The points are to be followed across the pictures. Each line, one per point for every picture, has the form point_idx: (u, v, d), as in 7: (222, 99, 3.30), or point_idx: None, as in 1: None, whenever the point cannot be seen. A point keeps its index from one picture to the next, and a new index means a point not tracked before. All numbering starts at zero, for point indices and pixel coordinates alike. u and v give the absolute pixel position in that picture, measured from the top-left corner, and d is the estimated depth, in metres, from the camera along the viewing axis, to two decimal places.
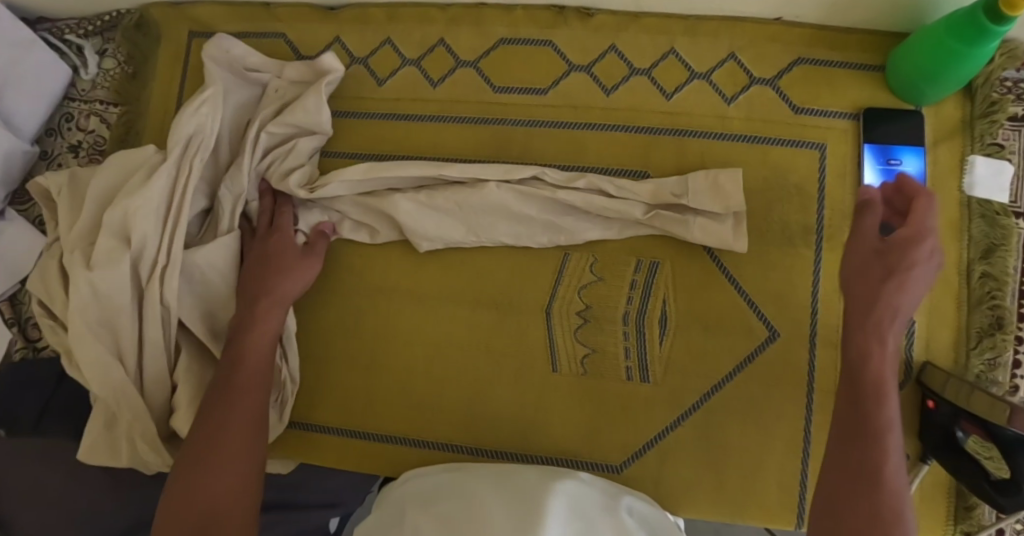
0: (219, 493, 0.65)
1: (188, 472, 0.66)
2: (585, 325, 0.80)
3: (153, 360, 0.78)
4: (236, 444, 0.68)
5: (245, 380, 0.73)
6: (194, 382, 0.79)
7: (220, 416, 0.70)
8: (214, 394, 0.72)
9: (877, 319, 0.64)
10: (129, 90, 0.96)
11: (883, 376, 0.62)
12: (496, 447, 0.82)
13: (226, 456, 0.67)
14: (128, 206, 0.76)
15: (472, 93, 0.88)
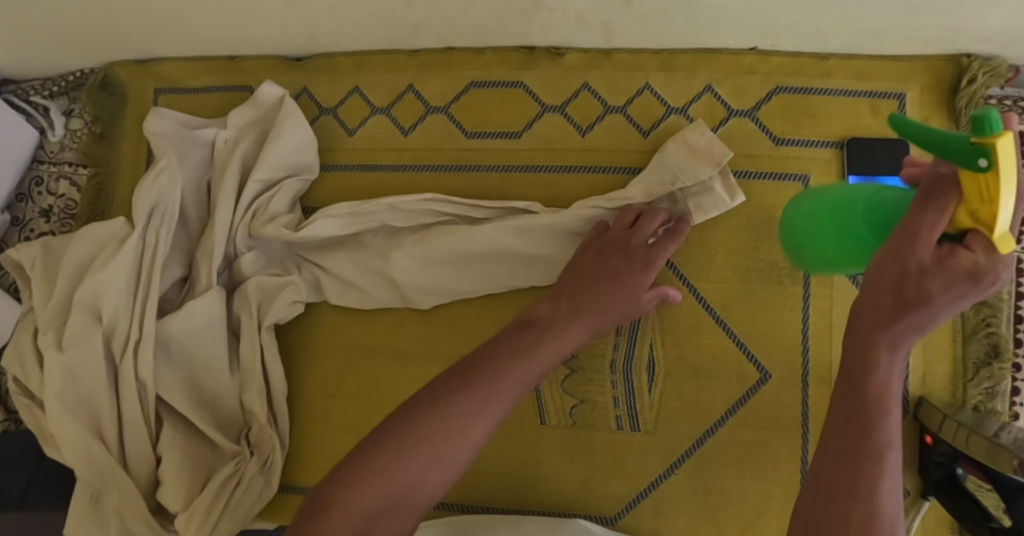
0: (400, 492, 0.56)
1: (377, 456, 0.57)
2: (572, 375, 0.79)
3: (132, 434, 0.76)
4: (464, 435, 0.59)
5: (551, 344, 0.65)
6: (176, 458, 0.76)
7: (458, 401, 0.59)
8: (501, 362, 0.62)
9: (882, 351, 0.51)
10: (97, 151, 0.95)
11: (884, 400, 0.51)
12: (487, 504, 0.80)
13: (446, 453, 0.58)
14: (99, 283, 0.74)
15: (446, 139, 0.86)
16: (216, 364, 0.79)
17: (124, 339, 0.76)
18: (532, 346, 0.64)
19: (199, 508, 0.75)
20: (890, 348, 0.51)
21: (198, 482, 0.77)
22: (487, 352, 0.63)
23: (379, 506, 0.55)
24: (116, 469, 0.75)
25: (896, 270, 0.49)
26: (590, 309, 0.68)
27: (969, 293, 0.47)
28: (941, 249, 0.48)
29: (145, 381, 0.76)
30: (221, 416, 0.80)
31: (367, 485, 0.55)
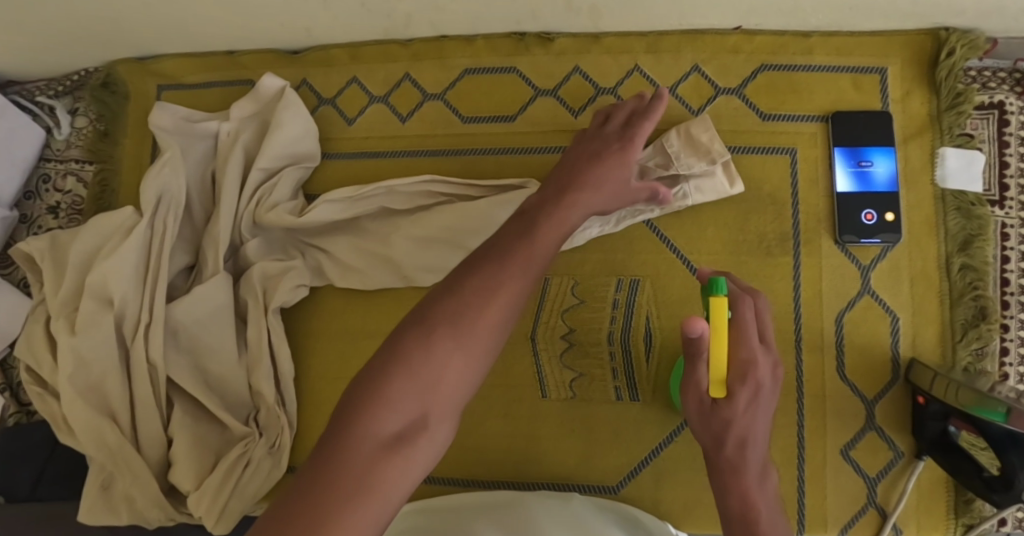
0: (434, 396, 0.46)
1: (396, 366, 0.46)
2: (570, 349, 0.80)
3: (144, 415, 0.78)
4: (486, 325, 0.49)
5: (559, 225, 0.56)
6: (185, 439, 0.78)
7: (476, 294, 0.49)
8: (511, 246, 0.53)
9: (731, 479, 0.53)
10: (102, 148, 0.97)
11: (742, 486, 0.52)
12: (491, 479, 0.82)
13: (472, 350, 0.48)
14: (107, 269, 0.76)
15: (441, 125, 0.88)
16: (222, 348, 0.81)
17: (134, 323, 0.78)
18: (531, 231, 0.54)
19: (210, 487, 0.76)
20: (736, 476, 0.52)
21: (208, 462, 0.79)
22: (491, 247, 0.54)
23: (410, 415, 0.45)
24: (127, 451, 0.76)
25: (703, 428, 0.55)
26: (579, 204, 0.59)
27: (743, 392, 0.54)
28: (716, 390, 0.54)
29: (155, 364, 0.78)
30: (229, 398, 0.82)
31: (395, 393, 0.45)
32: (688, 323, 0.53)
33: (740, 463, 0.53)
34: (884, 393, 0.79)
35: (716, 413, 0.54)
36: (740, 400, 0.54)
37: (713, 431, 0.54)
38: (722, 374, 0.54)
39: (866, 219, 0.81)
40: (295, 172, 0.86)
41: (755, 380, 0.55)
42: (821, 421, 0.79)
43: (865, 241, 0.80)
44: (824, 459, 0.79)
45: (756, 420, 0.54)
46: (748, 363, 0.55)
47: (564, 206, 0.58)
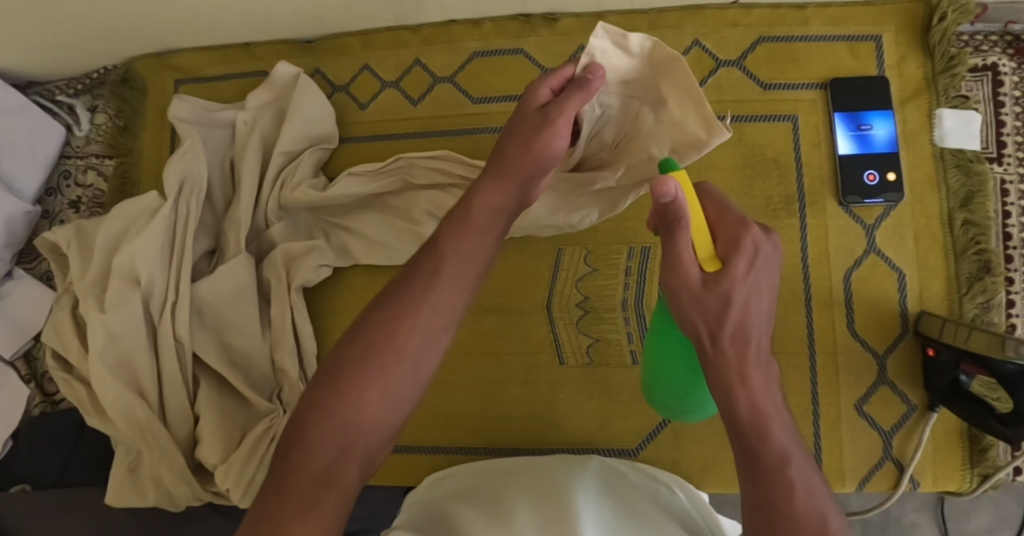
0: (359, 424, 0.47)
1: (321, 398, 0.48)
2: (586, 316, 0.82)
3: (171, 391, 0.80)
4: (407, 349, 0.50)
5: (481, 234, 0.55)
6: (211, 414, 0.80)
7: (390, 322, 0.51)
8: (424, 264, 0.53)
9: (733, 378, 0.47)
10: (121, 143, 1.00)
11: (748, 382, 0.47)
12: (513, 446, 0.83)
13: (394, 374, 0.49)
14: (135, 249, 0.79)
15: (452, 107, 0.91)
16: (245, 325, 0.83)
17: (160, 301, 0.80)
18: (443, 243, 0.54)
19: (236, 460, 0.77)
20: (738, 374, 0.47)
21: (235, 436, 0.80)
22: (405, 270, 0.54)
23: (337, 444, 0.47)
24: (155, 426, 0.78)
25: (697, 319, 0.49)
26: (483, 212, 0.56)
27: (739, 260, 0.49)
28: (706, 267, 0.50)
29: (182, 341, 0.80)
30: (253, 375, 0.83)
31: (321, 424, 0.47)
32: (659, 188, 0.47)
33: (740, 356, 0.48)
34: (894, 347, 0.81)
35: (712, 290, 0.48)
36: (736, 269, 0.49)
37: (709, 318, 0.49)
38: (709, 250, 0.50)
39: (869, 179, 0.83)
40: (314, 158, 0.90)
41: (750, 244, 0.49)
42: (834, 378, 0.81)
43: (869, 201, 0.82)
44: (839, 415, 0.80)
45: (756, 290, 0.49)
46: (736, 231, 0.50)
47: (473, 204, 0.56)
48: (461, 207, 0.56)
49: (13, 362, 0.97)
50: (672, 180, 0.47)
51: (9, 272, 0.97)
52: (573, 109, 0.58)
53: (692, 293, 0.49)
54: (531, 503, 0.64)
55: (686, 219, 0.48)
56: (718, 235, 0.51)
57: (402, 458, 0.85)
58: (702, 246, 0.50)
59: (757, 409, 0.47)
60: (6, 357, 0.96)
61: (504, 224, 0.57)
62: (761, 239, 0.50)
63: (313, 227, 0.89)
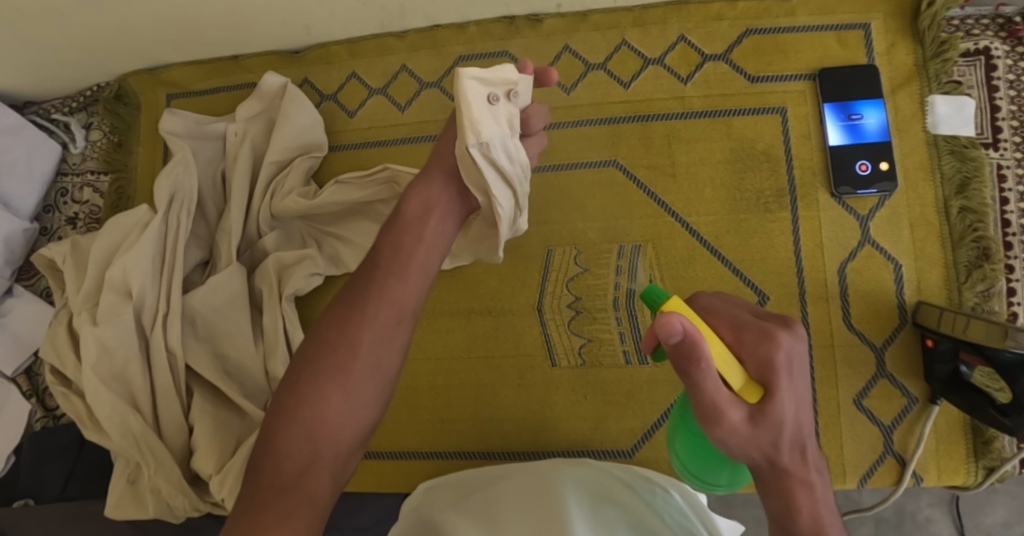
0: (323, 425, 0.52)
1: (286, 412, 0.52)
2: (577, 316, 0.82)
3: (164, 402, 0.80)
4: (361, 344, 0.55)
5: (413, 224, 0.61)
6: (205, 425, 0.80)
7: (341, 322, 0.56)
8: (367, 271, 0.58)
9: (797, 489, 0.47)
10: (115, 158, 1.01)
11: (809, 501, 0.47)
12: (507, 449, 0.82)
13: (352, 369, 0.53)
14: (127, 262, 0.80)
15: (439, 111, 0.91)
16: (237, 336, 0.83)
17: (152, 313, 0.81)
18: (382, 244, 0.60)
19: (231, 470, 0.77)
20: (803, 482, 0.47)
21: (228, 449, 0.80)
22: (352, 277, 0.59)
23: (304, 454, 0.51)
24: (150, 438, 0.78)
25: (761, 456, 0.48)
26: (414, 203, 0.62)
27: (780, 378, 0.47)
28: (748, 397, 0.48)
29: (175, 352, 0.80)
30: (245, 384, 0.83)
31: (287, 438, 0.51)
32: (666, 327, 0.46)
33: (801, 470, 0.48)
34: (892, 339, 0.79)
35: (760, 423, 0.47)
36: (779, 391, 0.47)
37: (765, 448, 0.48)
38: (742, 379, 0.48)
39: (861, 169, 0.82)
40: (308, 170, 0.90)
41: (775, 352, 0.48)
42: (832, 372, 0.79)
43: (862, 192, 0.81)
44: (838, 410, 0.79)
45: (801, 398, 0.48)
46: (756, 346, 0.48)
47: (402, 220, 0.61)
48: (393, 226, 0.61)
49: (15, 378, 0.98)
50: (676, 316, 0.46)
51: (8, 289, 0.99)
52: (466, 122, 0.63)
53: (742, 432, 0.47)
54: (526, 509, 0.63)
55: (705, 357, 0.46)
56: (745, 350, 0.49)
57: (398, 465, 0.84)
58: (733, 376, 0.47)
59: (819, 519, 0.46)
60: (7, 373, 0.97)
61: (438, 218, 0.61)
62: (791, 342, 0.48)
63: (304, 236, 0.89)
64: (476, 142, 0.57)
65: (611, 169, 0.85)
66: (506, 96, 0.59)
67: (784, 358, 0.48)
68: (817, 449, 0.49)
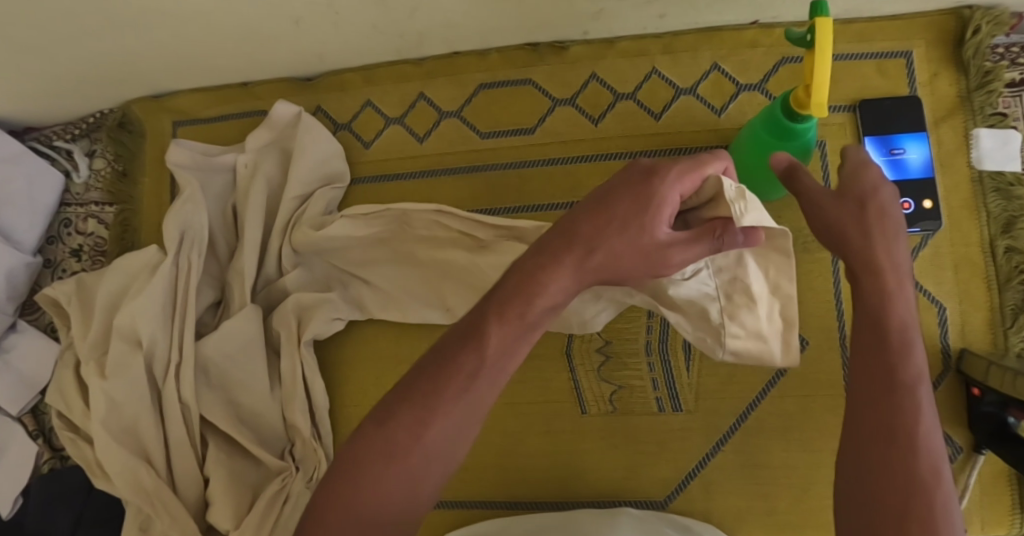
0: (372, 520, 0.46)
1: (336, 496, 0.46)
2: (607, 361, 0.78)
3: (176, 455, 0.77)
4: (431, 443, 0.47)
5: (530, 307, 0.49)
6: (219, 479, 0.77)
7: (422, 406, 0.47)
8: (468, 353, 0.48)
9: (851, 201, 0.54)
10: (120, 190, 0.97)
11: (906, 329, 0.49)
12: (535, 499, 0.79)
13: (415, 467, 0.47)
14: (136, 310, 0.76)
15: (459, 142, 0.86)
16: (252, 383, 0.79)
17: (163, 364, 0.77)
18: (489, 311, 0.49)
19: (249, 526, 0.74)
20: (863, 231, 0.52)
21: (244, 504, 0.77)
22: (444, 338, 0.50)
23: None
24: (164, 491, 0.75)
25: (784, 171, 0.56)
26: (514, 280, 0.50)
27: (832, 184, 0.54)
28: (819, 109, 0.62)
29: (188, 402, 0.77)
30: (261, 433, 0.80)
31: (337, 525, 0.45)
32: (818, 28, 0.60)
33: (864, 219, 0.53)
34: (936, 386, 0.76)
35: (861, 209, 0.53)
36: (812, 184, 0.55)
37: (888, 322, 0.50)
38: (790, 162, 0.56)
39: (904, 208, 0.78)
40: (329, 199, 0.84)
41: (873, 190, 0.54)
42: None
43: (905, 231, 0.78)
44: None
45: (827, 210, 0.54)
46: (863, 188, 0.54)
47: (532, 295, 0.49)
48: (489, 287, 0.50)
49: (21, 418, 0.96)
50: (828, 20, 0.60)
51: (12, 325, 0.96)
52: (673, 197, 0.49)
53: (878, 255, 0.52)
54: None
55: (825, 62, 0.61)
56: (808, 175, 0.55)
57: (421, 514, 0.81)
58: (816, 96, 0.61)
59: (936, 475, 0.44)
60: (12, 413, 0.94)
61: (583, 258, 0.50)
62: (886, 197, 0.54)
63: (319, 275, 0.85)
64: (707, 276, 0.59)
65: None
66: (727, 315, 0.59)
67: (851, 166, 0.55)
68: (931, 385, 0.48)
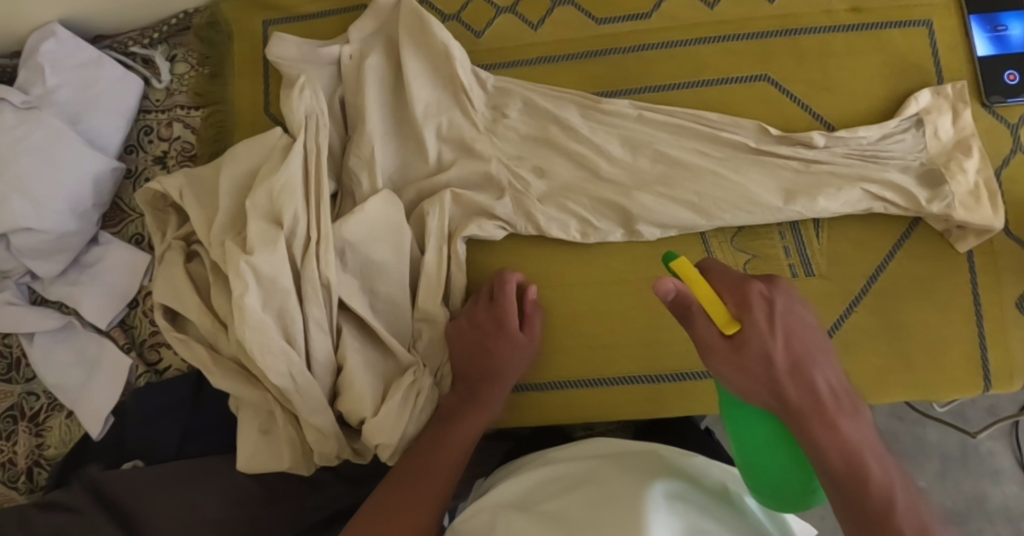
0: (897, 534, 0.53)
1: None
2: (740, 232, 0.80)
3: (306, 356, 0.74)
4: (833, 429, 0.57)
5: (799, 391, 0.59)
6: (351, 380, 0.75)
7: (858, 487, 0.55)
8: (850, 486, 0.55)
9: (820, 425, 0.57)
10: (210, 91, 0.93)
11: (849, 456, 0.56)
12: (677, 371, 0.80)
13: (866, 456, 0.57)
14: (276, 186, 0.73)
15: (574, 29, 0.86)
16: (390, 269, 0.78)
17: (302, 242, 0.74)
18: (804, 381, 0.59)
19: (389, 413, 0.74)
20: (825, 422, 0.57)
21: (379, 398, 0.75)
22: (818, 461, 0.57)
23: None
24: (308, 375, 0.73)
25: (790, 411, 0.58)
26: (800, 390, 0.59)
27: (754, 313, 0.60)
28: (726, 328, 0.59)
29: (327, 282, 0.74)
30: (394, 321, 0.79)
31: None
32: (703, 325, 0.61)
33: (818, 409, 0.58)
34: None
35: (744, 353, 0.59)
36: (753, 319, 0.60)
37: (774, 390, 0.59)
38: (726, 315, 0.59)
39: (1010, 79, 0.82)
40: (442, 65, 0.82)
41: (761, 295, 0.61)
42: (996, 277, 0.79)
43: (1011, 101, 0.82)
44: (1004, 316, 0.79)
45: (794, 323, 0.61)
46: (741, 293, 0.61)
47: (812, 390, 0.59)
48: (456, 334, 0.78)
49: (109, 332, 0.91)
50: (670, 281, 0.61)
51: (95, 237, 0.92)
52: (706, 332, 0.60)
53: (728, 357, 0.59)
54: (609, 478, 0.61)
55: (695, 306, 0.60)
56: (727, 298, 0.61)
57: (557, 397, 0.81)
58: (720, 317, 0.59)
59: (849, 456, 0.56)
60: (101, 327, 0.90)
61: (840, 451, 0.56)
62: (763, 317, 0.60)
63: (439, 157, 0.83)
64: (902, 161, 0.78)
65: (762, 84, 0.83)
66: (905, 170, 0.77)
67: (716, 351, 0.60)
68: (849, 414, 0.59)
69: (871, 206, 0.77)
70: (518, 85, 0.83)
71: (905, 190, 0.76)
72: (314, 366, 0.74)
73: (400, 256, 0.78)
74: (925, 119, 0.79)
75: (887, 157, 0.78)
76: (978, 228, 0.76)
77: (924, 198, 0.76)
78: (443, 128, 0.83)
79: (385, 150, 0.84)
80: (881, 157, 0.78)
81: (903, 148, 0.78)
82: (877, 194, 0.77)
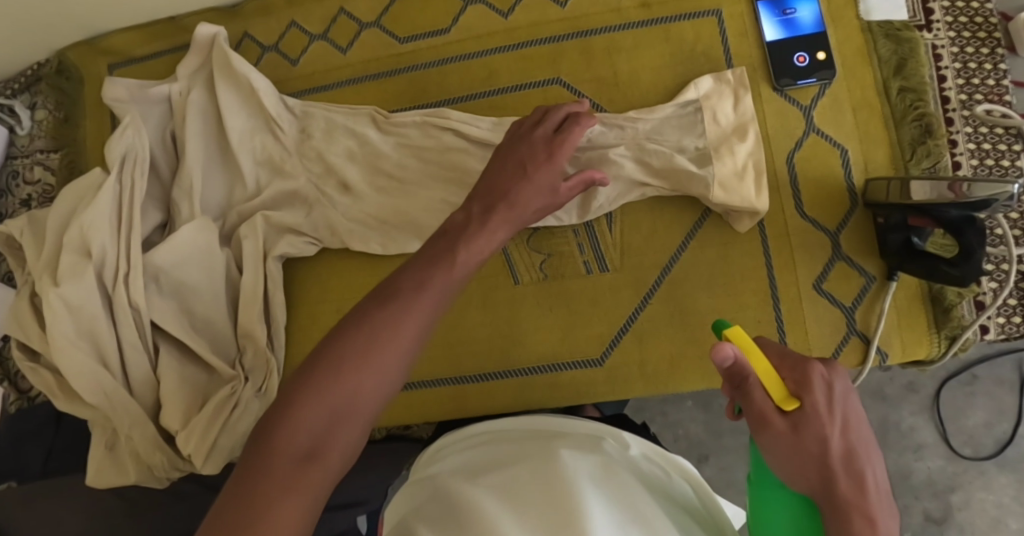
0: None
1: None
2: (537, 232, 0.82)
3: (123, 377, 0.81)
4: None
5: (850, 490, 0.40)
6: (166, 396, 0.80)
7: None
8: None
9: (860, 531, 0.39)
10: (64, 134, 1.00)
11: None
12: (479, 371, 0.83)
13: None
14: (85, 221, 0.80)
15: (380, 49, 0.90)
16: (204, 290, 0.83)
17: (113, 271, 0.80)
18: (850, 476, 0.41)
19: (197, 425, 0.79)
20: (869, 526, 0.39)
21: (196, 409, 0.81)
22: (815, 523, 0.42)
23: None
24: (122, 395, 0.79)
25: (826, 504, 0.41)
26: (848, 484, 0.40)
27: (814, 391, 0.43)
28: (784, 407, 0.43)
29: (139, 307, 0.80)
30: (214, 339, 0.84)
31: None
32: (751, 401, 0.43)
33: (866, 509, 0.40)
34: (846, 222, 0.80)
35: (799, 436, 0.42)
36: (814, 400, 0.42)
37: (819, 476, 0.41)
38: (782, 389, 0.43)
39: (799, 61, 0.82)
40: (251, 95, 0.86)
41: (822, 373, 0.43)
42: (789, 258, 0.80)
43: (801, 82, 0.82)
44: (800, 295, 0.80)
45: (854, 411, 0.43)
46: (803, 366, 0.44)
47: (862, 487, 0.40)
48: (458, 221, 0.57)
49: None
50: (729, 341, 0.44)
51: None
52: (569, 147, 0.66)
53: (781, 440, 0.42)
54: (547, 469, 0.46)
55: (755, 379, 0.43)
56: (784, 374, 0.44)
57: None
58: (775, 389, 0.43)
59: None
60: None
61: None
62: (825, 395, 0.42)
63: (257, 179, 0.88)
64: (678, 147, 0.80)
65: (555, 87, 0.85)
66: (681, 151, 0.80)
67: (766, 430, 0.43)
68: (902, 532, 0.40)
69: (643, 189, 0.80)
70: (321, 108, 0.88)
71: (677, 174, 0.78)
72: (133, 385, 0.81)
73: (212, 277, 0.84)
74: (704, 104, 0.80)
75: (663, 142, 0.80)
76: (747, 210, 0.78)
77: (692, 176, 0.78)
78: (260, 152, 0.88)
79: (208, 178, 0.89)
80: (655, 142, 0.80)
81: (682, 136, 0.80)
82: (646, 179, 0.79)
